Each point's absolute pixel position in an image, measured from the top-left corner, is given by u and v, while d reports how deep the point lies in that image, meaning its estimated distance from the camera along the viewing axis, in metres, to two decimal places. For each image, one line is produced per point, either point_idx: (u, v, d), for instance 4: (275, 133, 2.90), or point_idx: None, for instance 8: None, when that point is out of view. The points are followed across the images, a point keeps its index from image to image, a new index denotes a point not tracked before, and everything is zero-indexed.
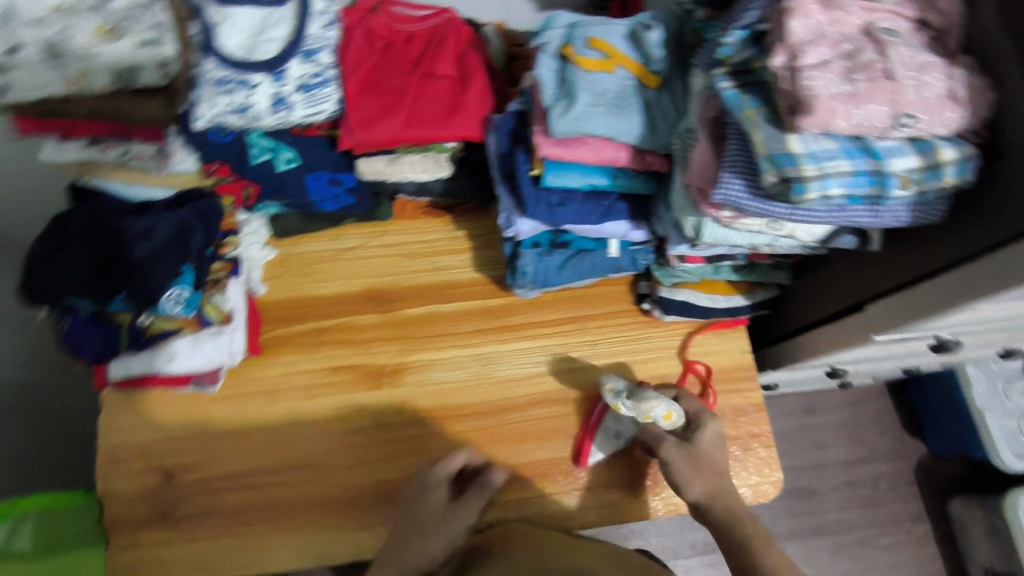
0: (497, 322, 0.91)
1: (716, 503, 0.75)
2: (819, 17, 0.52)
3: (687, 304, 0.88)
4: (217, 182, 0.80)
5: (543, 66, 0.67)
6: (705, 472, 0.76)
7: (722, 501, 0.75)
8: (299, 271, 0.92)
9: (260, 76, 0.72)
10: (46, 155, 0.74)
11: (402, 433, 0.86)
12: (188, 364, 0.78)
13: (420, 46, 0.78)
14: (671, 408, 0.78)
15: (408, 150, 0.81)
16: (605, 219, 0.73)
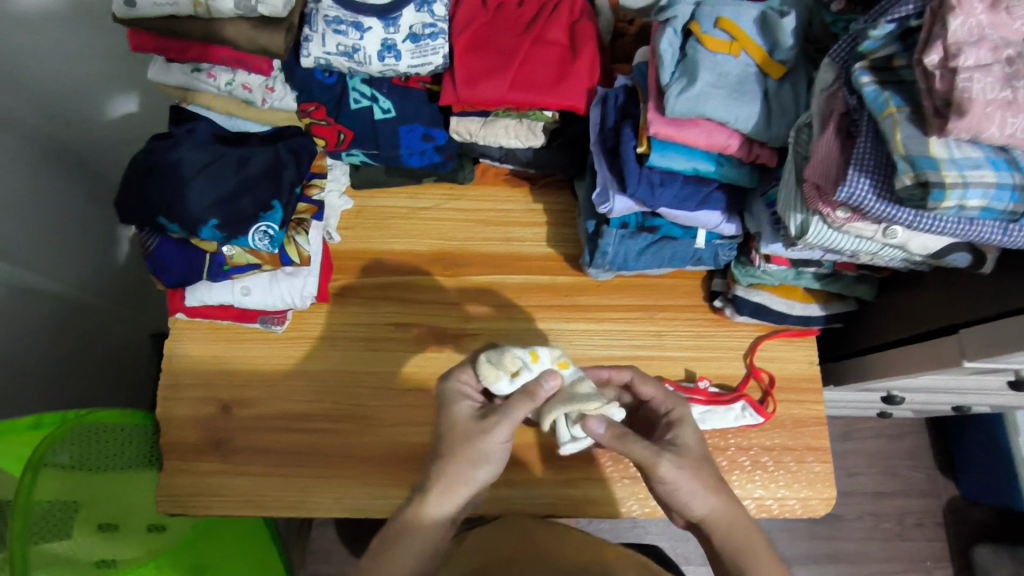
0: (561, 300, 0.89)
1: (724, 526, 0.61)
2: (982, 21, 0.50)
3: (762, 307, 0.85)
4: (312, 124, 0.79)
5: (665, 41, 0.65)
6: (716, 488, 0.62)
7: (730, 521, 0.61)
8: (371, 224, 0.91)
9: (372, 20, 0.71)
10: (153, 75, 0.75)
11: None
12: (263, 298, 0.80)
13: (533, 9, 0.76)
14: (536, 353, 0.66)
15: (503, 114, 0.80)
16: (701, 207, 0.71)
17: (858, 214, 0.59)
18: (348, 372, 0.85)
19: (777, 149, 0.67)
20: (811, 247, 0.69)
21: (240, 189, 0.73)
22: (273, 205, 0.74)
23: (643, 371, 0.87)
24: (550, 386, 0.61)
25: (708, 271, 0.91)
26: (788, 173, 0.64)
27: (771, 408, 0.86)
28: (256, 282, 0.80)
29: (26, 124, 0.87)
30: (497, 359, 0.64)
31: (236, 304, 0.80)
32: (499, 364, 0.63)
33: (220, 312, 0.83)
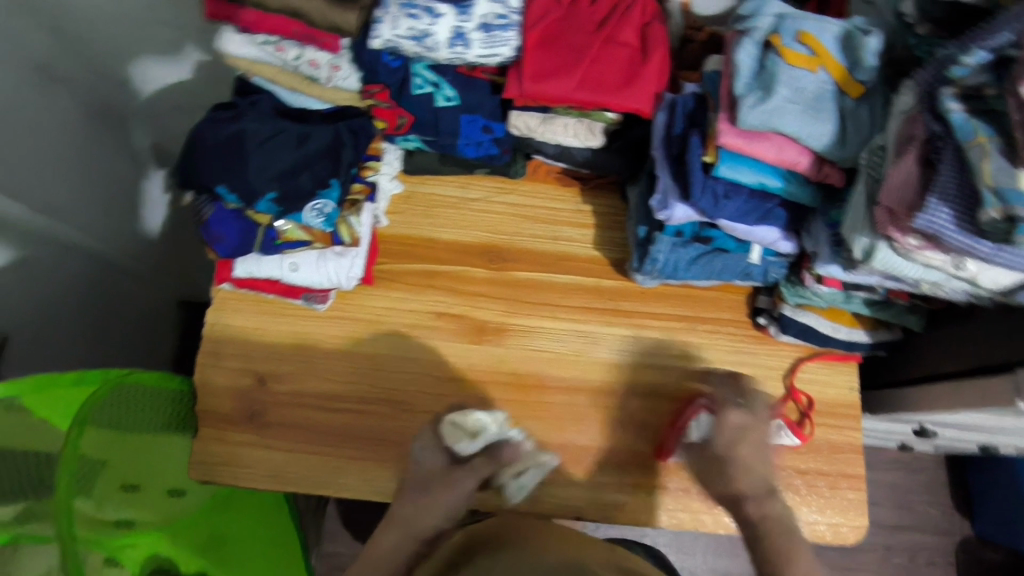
0: (605, 304, 0.89)
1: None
2: None
3: (808, 329, 0.85)
4: (374, 106, 0.79)
5: (744, 52, 0.64)
6: None
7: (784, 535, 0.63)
8: (421, 212, 0.91)
9: (446, 7, 0.71)
10: (218, 46, 0.73)
11: (486, 390, 0.85)
12: (311, 276, 0.80)
13: (605, 8, 0.75)
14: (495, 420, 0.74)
15: (564, 112, 0.79)
16: (761, 222, 0.71)
17: (931, 242, 0.57)
18: (387, 357, 0.85)
19: (846, 169, 0.66)
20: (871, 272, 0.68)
21: (299, 165, 0.74)
22: (331, 184, 0.75)
23: (682, 382, 0.87)
24: (510, 453, 0.71)
25: (753, 287, 0.90)
26: (859, 195, 0.63)
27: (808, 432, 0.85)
28: (305, 259, 0.80)
29: (81, 87, 0.91)
30: (465, 423, 0.72)
31: (284, 279, 0.80)
32: (465, 426, 0.71)
33: (264, 284, 0.83)
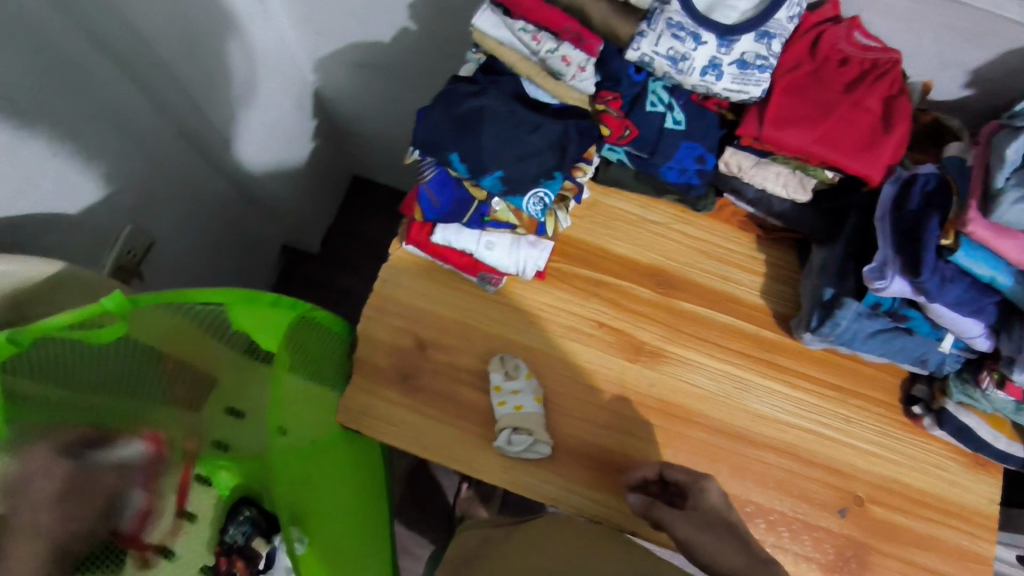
0: (762, 355, 0.89)
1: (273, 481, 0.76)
2: None
3: (967, 430, 0.83)
4: (603, 112, 0.80)
5: (1015, 149, 0.64)
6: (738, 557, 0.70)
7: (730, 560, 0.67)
8: (601, 221, 0.92)
9: (711, 36, 0.72)
10: (478, 22, 0.76)
11: (625, 406, 0.85)
12: (501, 258, 0.83)
13: (854, 72, 0.76)
14: (527, 369, 0.84)
15: (781, 161, 0.80)
16: (973, 315, 0.71)
17: None
18: (538, 350, 0.86)
19: None
20: None
21: (530, 153, 0.76)
22: (556, 175, 0.77)
23: (821, 449, 0.86)
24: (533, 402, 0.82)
25: (911, 375, 0.89)
26: None
27: (943, 550, 0.83)
28: (499, 240, 0.82)
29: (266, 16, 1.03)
30: (512, 363, 0.84)
31: (476, 255, 0.83)
32: (508, 366, 0.84)
33: (448, 254, 0.84)
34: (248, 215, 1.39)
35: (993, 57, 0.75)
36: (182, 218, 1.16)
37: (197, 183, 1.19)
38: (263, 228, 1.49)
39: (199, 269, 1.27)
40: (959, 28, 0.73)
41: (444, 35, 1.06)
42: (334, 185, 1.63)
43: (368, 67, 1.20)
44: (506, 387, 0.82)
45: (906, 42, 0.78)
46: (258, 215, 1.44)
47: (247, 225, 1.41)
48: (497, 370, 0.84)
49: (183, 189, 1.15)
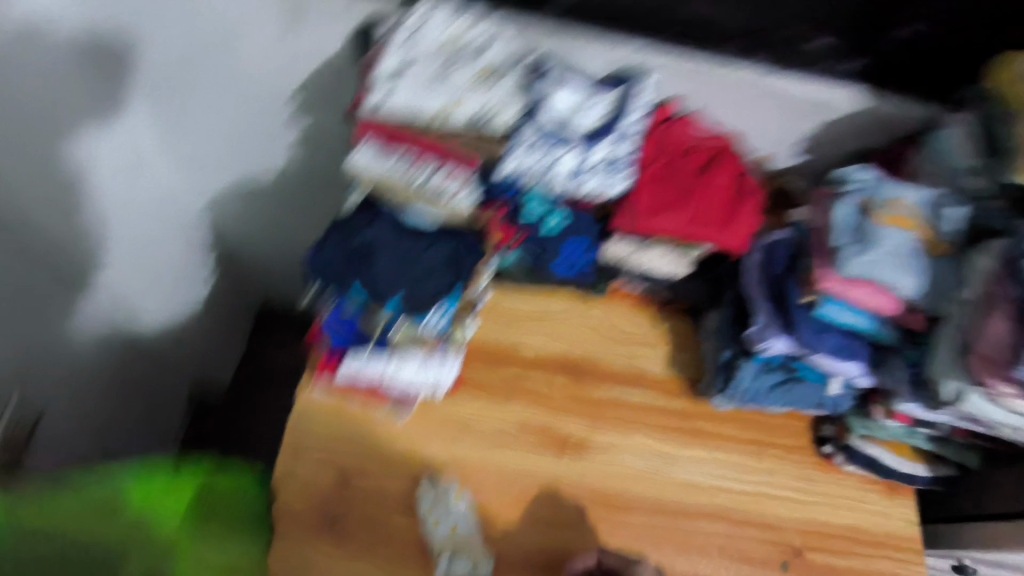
0: (682, 424, 0.92)
1: None
2: None
3: (874, 460, 0.89)
4: (490, 220, 0.84)
5: (845, 212, 0.74)
6: None
7: None
8: (505, 322, 0.94)
9: (570, 146, 0.79)
10: (354, 159, 0.79)
11: (564, 506, 0.84)
12: (411, 379, 0.83)
13: (704, 156, 0.84)
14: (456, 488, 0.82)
15: (659, 244, 0.85)
16: (849, 359, 0.77)
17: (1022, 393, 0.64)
18: (465, 464, 0.84)
19: (929, 316, 0.74)
20: (954, 411, 0.74)
21: (425, 275, 0.77)
22: (453, 290, 0.79)
23: (753, 506, 0.88)
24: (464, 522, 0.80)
25: (817, 416, 0.95)
26: (948, 341, 0.70)
27: None
28: (408, 365, 0.83)
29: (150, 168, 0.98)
30: (441, 482, 0.82)
31: (384, 379, 0.83)
32: (435, 486, 0.82)
33: (358, 387, 0.85)
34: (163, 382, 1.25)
35: (813, 128, 0.87)
36: (82, 400, 1.00)
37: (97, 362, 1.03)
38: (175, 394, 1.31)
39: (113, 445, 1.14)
40: (779, 109, 0.85)
41: (329, 164, 1.09)
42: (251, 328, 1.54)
43: (261, 200, 1.19)
44: (435, 510, 0.80)
45: (741, 124, 0.88)
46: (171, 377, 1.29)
47: (159, 391, 1.25)
48: (426, 492, 0.82)
49: (86, 371, 1.00)
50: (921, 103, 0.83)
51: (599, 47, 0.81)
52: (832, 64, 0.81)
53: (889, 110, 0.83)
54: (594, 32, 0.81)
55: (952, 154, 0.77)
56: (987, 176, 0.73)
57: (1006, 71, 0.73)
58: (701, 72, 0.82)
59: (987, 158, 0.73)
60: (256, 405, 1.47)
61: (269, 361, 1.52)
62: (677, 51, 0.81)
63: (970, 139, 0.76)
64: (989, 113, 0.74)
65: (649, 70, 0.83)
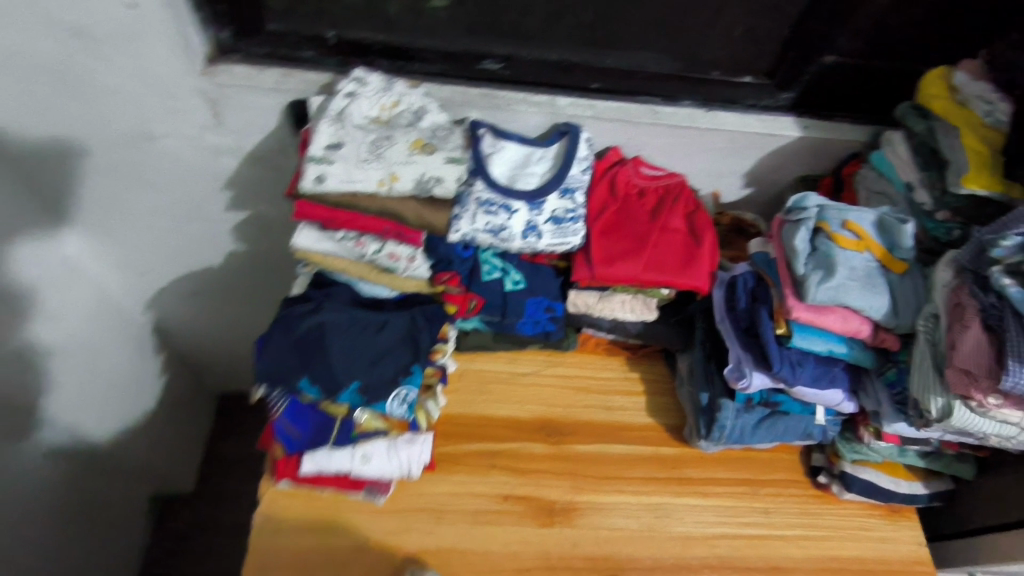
0: (669, 473, 0.87)
1: None
2: None
3: (870, 484, 0.86)
4: (444, 292, 0.80)
5: (801, 239, 0.72)
6: None
7: None
8: (474, 389, 0.90)
9: (520, 204, 0.77)
10: (299, 241, 0.76)
11: None
12: (382, 467, 0.76)
13: (653, 201, 0.84)
14: None
15: (621, 290, 0.84)
16: (830, 386, 0.75)
17: (1008, 401, 0.62)
18: (449, 547, 0.78)
19: (900, 334, 0.73)
20: (940, 428, 0.71)
21: (381, 356, 0.74)
22: (413, 367, 0.75)
23: (757, 550, 0.83)
24: None
25: (805, 446, 0.92)
26: (923, 359, 0.69)
27: None
28: (375, 449, 0.76)
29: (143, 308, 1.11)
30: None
31: (352, 473, 0.75)
32: None
33: (328, 478, 0.77)
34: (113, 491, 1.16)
35: (754, 160, 0.88)
36: (5, 527, 0.90)
37: (24, 479, 0.93)
38: (130, 501, 1.22)
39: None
40: (720, 146, 0.85)
41: (272, 247, 1.05)
42: (211, 426, 1.44)
43: (206, 290, 1.13)
44: None
45: (685, 164, 0.88)
46: (122, 487, 1.19)
47: (107, 502, 1.15)
48: None
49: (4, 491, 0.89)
50: (854, 126, 0.85)
51: (533, 106, 0.80)
52: (761, 99, 0.83)
53: (827, 135, 0.84)
54: (528, 89, 0.81)
55: (897, 173, 0.78)
56: (929, 188, 0.74)
57: (934, 82, 0.73)
58: (637, 117, 0.82)
59: (927, 171, 0.74)
60: (219, 504, 1.36)
61: (231, 456, 1.41)
62: (613, 100, 0.82)
63: (911, 155, 0.77)
64: (925, 126, 0.74)
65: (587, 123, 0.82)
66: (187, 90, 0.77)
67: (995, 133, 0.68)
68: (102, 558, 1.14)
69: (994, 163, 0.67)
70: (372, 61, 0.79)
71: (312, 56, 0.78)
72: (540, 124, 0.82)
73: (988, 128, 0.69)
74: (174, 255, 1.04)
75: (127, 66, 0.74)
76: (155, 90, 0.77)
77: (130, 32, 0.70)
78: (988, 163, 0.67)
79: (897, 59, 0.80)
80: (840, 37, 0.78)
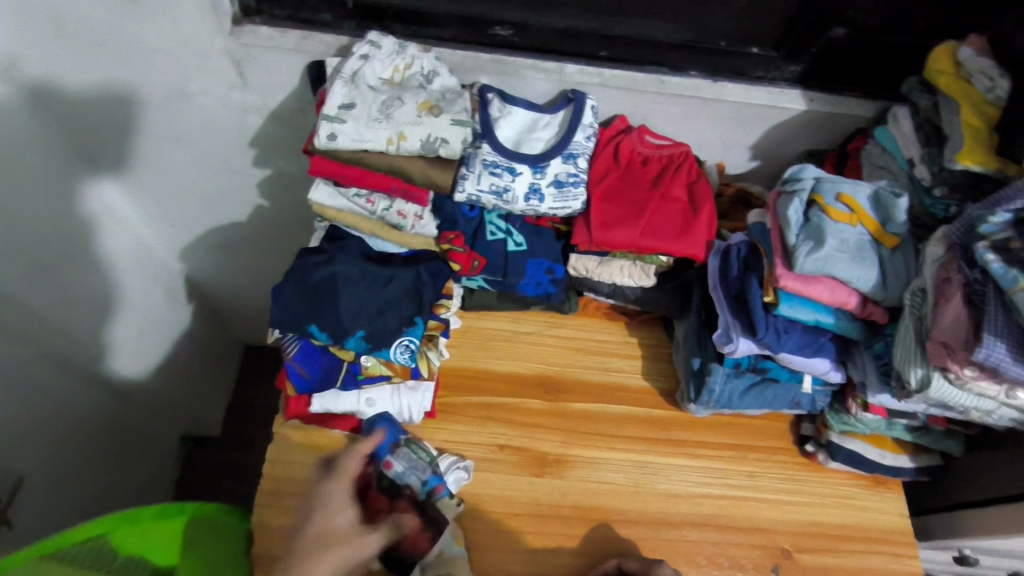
0: (659, 434, 0.91)
1: None
2: None
3: (856, 454, 0.88)
4: (449, 250, 0.84)
5: (794, 210, 0.74)
6: None
7: None
8: (476, 345, 0.95)
9: (524, 167, 0.81)
10: (315, 196, 0.81)
11: (546, 524, 0.82)
12: (386, 408, 0.84)
13: (655, 169, 0.86)
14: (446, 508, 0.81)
15: (620, 256, 0.87)
16: (817, 355, 0.78)
17: (985, 374, 0.64)
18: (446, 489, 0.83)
19: (888, 307, 0.75)
20: (923, 400, 0.73)
21: (387, 306, 0.79)
22: (416, 319, 0.80)
23: (740, 510, 0.87)
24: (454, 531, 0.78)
25: (797, 415, 0.95)
26: (907, 332, 0.71)
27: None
28: (379, 394, 0.84)
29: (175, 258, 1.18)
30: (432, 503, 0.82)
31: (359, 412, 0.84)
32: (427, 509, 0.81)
33: (335, 418, 0.84)
34: (148, 427, 1.25)
35: (760, 132, 0.89)
36: (61, 450, 0.99)
37: (75, 407, 1.02)
38: (163, 438, 1.31)
39: (101, 500, 1.12)
40: (725, 118, 0.87)
41: (294, 204, 1.11)
42: (237, 374, 1.53)
43: (233, 244, 1.20)
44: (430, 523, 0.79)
45: (690, 134, 0.90)
46: (155, 424, 1.28)
47: (145, 436, 1.25)
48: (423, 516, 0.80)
49: (58, 421, 0.98)
50: (862, 100, 0.85)
51: (540, 73, 0.82)
52: (768, 71, 0.84)
53: (833, 109, 0.84)
54: (537, 56, 0.83)
55: (899, 151, 0.79)
56: (928, 164, 0.74)
57: (941, 58, 0.72)
58: (643, 86, 0.83)
59: (928, 147, 0.75)
60: (245, 445, 1.45)
61: (255, 402, 1.50)
62: (620, 68, 0.84)
63: (913, 130, 0.78)
64: (931, 102, 0.75)
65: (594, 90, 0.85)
66: (216, 50, 0.82)
67: (994, 110, 0.69)
68: (137, 488, 1.23)
69: (990, 140, 0.68)
70: (388, 25, 0.83)
71: (331, 20, 0.82)
72: (548, 90, 0.84)
73: (988, 105, 0.69)
74: (203, 209, 1.10)
75: (164, 27, 0.79)
76: (187, 50, 0.82)
77: None
78: (983, 139, 0.68)
79: (908, 34, 0.80)
80: (850, 9, 0.78)
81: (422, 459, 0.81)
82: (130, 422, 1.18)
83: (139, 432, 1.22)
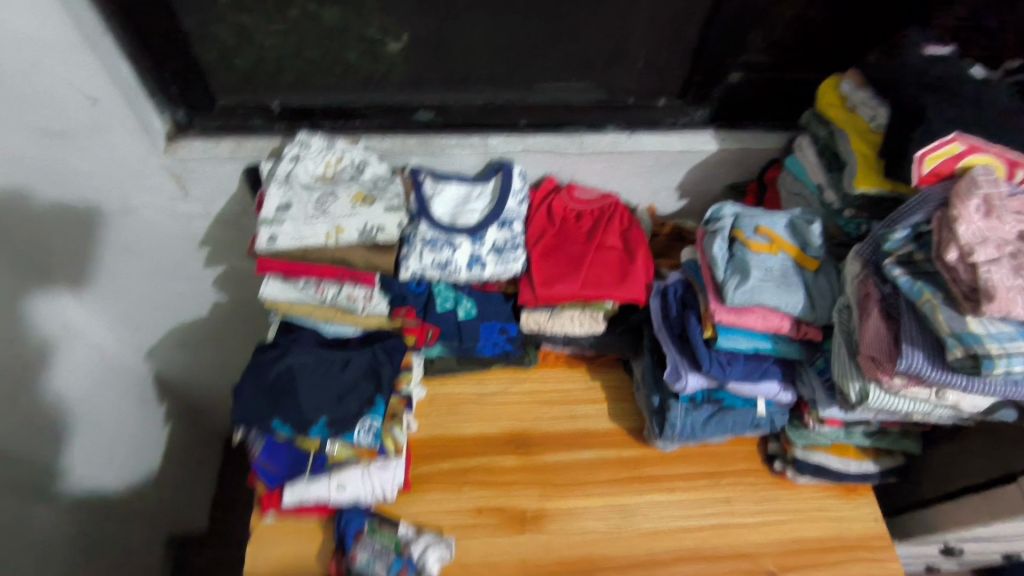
0: (633, 473, 0.93)
1: None
2: (968, 240, 0.62)
3: (822, 467, 0.90)
4: (403, 325, 0.87)
5: (718, 247, 0.79)
6: None
7: None
8: (443, 411, 0.97)
9: (462, 238, 0.83)
10: (266, 292, 0.83)
11: None
12: (358, 493, 0.83)
13: (589, 222, 0.91)
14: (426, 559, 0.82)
15: (569, 306, 0.88)
16: (763, 379, 0.81)
17: (913, 380, 0.68)
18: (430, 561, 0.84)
19: (821, 326, 0.79)
20: (867, 410, 0.77)
21: (347, 392, 0.80)
22: (376, 399, 0.81)
23: (721, 539, 0.88)
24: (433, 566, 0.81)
25: (762, 436, 0.97)
26: (839, 347, 0.74)
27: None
28: (350, 478, 0.83)
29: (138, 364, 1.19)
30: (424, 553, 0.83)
31: (331, 501, 0.83)
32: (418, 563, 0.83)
33: (310, 507, 0.84)
34: (133, 538, 1.22)
35: (682, 176, 0.94)
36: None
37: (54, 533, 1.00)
38: (151, 546, 1.29)
39: None
40: (647, 166, 0.92)
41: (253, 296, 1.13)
42: (219, 467, 1.52)
43: (196, 342, 1.21)
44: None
45: (618, 184, 0.95)
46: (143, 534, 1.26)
47: (133, 547, 1.22)
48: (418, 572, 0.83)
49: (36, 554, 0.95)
50: (768, 134, 0.91)
51: (467, 148, 0.87)
52: (678, 118, 0.90)
53: (743, 146, 0.90)
54: (462, 133, 0.88)
55: (808, 176, 0.84)
56: (836, 189, 0.80)
57: (828, 94, 0.80)
58: (565, 149, 0.88)
59: (832, 174, 0.81)
60: (233, 539, 1.43)
61: (241, 493, 1.49)
62: (542, 135, 0.89)
63: (817, 158, 0.83)
64: (827, 131, 0.81)
65: (519, 157, 0.89)
66: (154, 168, 0.85)
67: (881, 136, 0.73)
68: None
69: (879, 164, 0.73)
70: (317, 123, 0.87)
71: (262, 125, 0.86)
72: (477, 163, 0.89)
73: (874, 131, 0.74)
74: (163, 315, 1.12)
75: (98, 154, 0.82)
76: (126, 172, 0.85)
77: (98, 126, 0.78)
78: (872, 164, 0.73)
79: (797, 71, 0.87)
80: (740, 56, 0.84)
81: (386, 546, 0.81)
82: (115, 538, 1.16)
83: (125, 545, 1.20)
